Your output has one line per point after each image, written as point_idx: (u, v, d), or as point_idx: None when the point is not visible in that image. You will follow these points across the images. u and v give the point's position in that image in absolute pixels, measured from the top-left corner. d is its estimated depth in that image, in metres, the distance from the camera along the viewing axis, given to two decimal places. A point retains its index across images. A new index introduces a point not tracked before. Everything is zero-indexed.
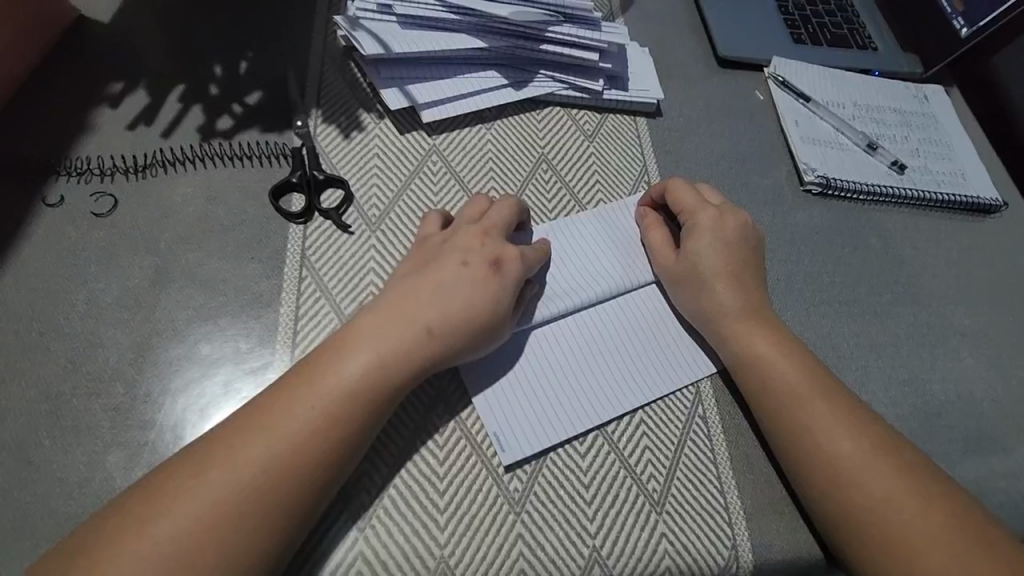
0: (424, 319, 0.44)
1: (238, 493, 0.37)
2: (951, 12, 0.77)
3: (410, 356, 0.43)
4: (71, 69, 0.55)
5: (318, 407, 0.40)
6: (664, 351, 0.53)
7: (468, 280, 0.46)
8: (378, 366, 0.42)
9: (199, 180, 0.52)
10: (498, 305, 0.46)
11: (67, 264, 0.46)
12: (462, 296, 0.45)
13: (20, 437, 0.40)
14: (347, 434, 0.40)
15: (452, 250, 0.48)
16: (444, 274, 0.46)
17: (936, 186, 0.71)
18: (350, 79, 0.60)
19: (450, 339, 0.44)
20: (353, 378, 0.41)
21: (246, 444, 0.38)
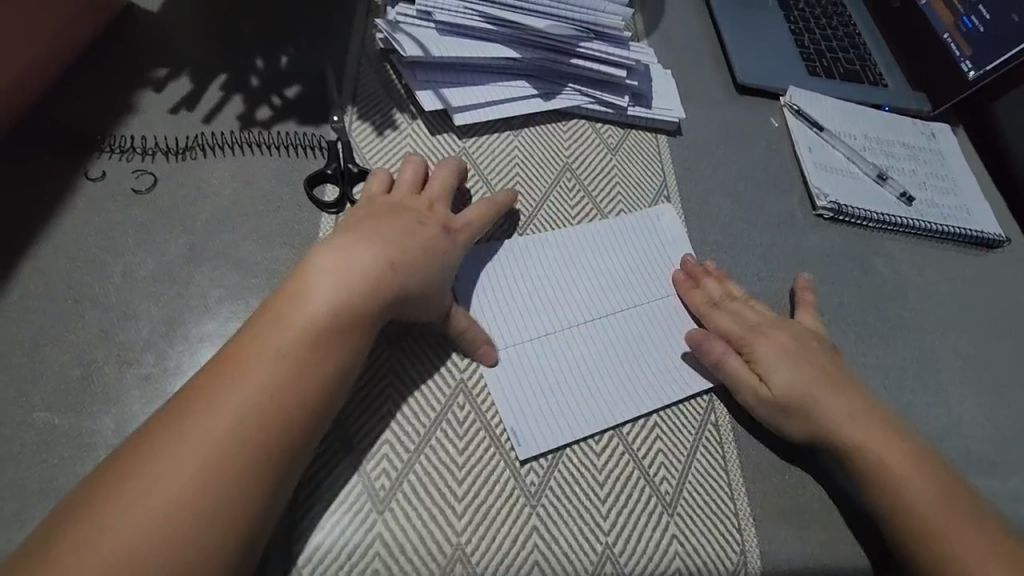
0: (390, 264, 0.43)
1: (220, 442, 0.35)
2: (959, 56, 0.80)
3: (374, 296, 0.41)
4: (118, 53, 0.56)
5: (283, 350, 0.38)
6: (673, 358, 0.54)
7: (422, 234, 0.46)
8: (344, 308, 0.40)
9: (237, 165, 0.53)
10: (445, 256, 0.47)
11: (105, 237, 0.47)
12: (420, 246, 0.46)
13: (50, 400, 0.40)
14: (320, 374, 0.39)
15: (406, 212, 0.48)
16: (404, 227, 0.46)
17: (942, 219, 0.73)
18: (385, 80, 0.62)
19: (414, 283, 0.44)
20: (318, 319, 0.39)
21: (216, 395, 0.36)
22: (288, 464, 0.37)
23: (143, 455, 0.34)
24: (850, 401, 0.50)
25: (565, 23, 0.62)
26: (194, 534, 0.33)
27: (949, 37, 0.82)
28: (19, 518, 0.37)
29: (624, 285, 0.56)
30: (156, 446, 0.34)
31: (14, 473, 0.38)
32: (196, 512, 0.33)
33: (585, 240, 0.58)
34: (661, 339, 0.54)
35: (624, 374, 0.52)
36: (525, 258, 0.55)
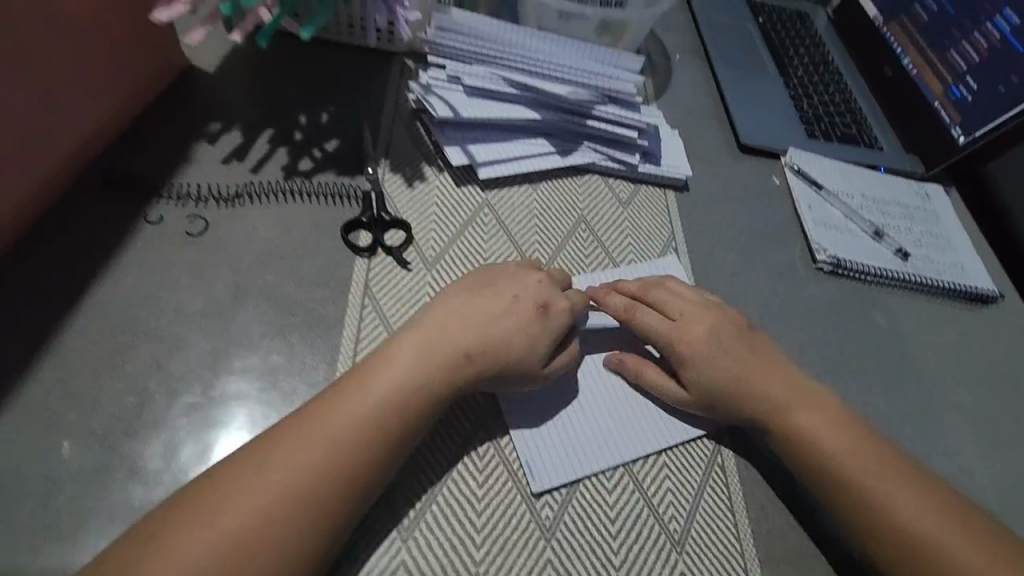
0: (466, 340, 0.48)
1: (298, 483, 0.39)
2: (950, 123, 0.86)
3: (445, 365, 0.46)
4: (178, 108, 0.62)
5: (365, 407, 0.43)
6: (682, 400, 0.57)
7: (511, 319, 0.50)
8: (419, 376, 0.45)
9: (281, 212, 0.58)
10: (538, 343, 0.50)
11: (161, 274, 0.51)
12: (509, 326, 0.49)
13: (106, 424, 0.44)
14: (389, 440, 0.43)
15: (506, 285, 0.52)
16: (498, 303, 0.50)
17: (937, 275, 0.77)
18: (415, 136, 0.68)
19: (489, 367, 0.48)
20: (391, 381, 0.44)
21: (304, 438, 0.41)
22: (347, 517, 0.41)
23: (237, 481, 0.39)
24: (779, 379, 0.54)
25: (582, 89, 0.68)
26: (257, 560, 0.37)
27: (940, 105, 0.88)
28: (72, 535, 0.40)
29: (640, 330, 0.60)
30: (248, 473, 0.39)
31: (70, 491, 0.41)
32: (270, 541, 0.37)
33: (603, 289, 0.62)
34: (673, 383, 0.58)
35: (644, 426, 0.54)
36: None
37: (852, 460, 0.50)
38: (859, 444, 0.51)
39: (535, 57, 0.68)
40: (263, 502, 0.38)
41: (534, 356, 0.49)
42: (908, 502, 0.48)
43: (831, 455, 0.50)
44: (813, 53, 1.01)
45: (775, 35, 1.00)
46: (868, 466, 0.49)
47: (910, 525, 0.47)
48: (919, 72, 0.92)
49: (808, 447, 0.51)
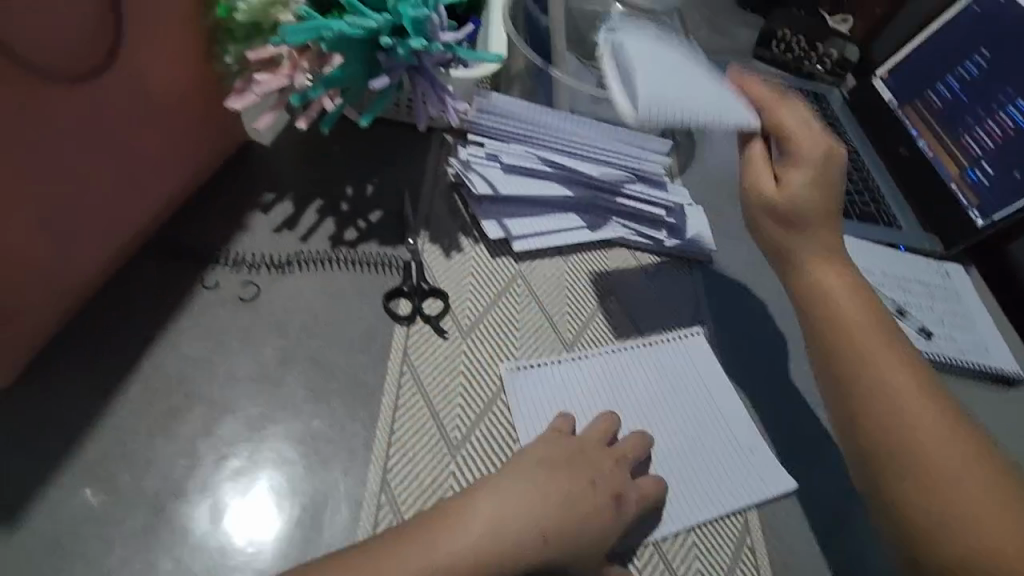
0: (548, 521, 0.47)
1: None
2: (968, 205, 0.90)
3: (521, 548, 0.46)
4: (236, 179, 0.66)
5: (449, 555, 0.44)
6: (711, 473, 0.58)
7: (591, 504, 0.50)
8: (502, 548, 0.45)
9: (326, 279, 0.61)
10: (602, 547, 0.49)
11: (215, 338, 0.54)
12: (587, 508, 0.49)
13: (158, 486, 0.46)
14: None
15: (584, 463, 0.52)
16: (580, 501, 0.50)
17: (961, 354, 0.78)
18: (453, 207, 0.72)
19: (555, 554, 0.47)
20: (474, 538, 0.45)
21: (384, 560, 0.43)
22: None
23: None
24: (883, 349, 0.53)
25: (615, 170, 0.72)
26: None
27: (957, 186, 0.91)
28: None
29: (673, 407, 0.62)
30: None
31: (122, 554, 0.43)
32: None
33: (637, 363, 0.64)
34: (702, 456, 0.59)
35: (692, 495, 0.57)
36: (573, 373, 0.62)
37: (879, 362, 0.52)
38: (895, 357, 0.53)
39: (568, 128, 0.72)
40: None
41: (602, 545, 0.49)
42: (917, 420, 0.50)
43: (859, 352, 0.53)
44: (830, 132, 1.05)
45: None
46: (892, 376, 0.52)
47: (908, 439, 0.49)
48: (935, 155, 0.96)
49: (838, 348, 0.54)
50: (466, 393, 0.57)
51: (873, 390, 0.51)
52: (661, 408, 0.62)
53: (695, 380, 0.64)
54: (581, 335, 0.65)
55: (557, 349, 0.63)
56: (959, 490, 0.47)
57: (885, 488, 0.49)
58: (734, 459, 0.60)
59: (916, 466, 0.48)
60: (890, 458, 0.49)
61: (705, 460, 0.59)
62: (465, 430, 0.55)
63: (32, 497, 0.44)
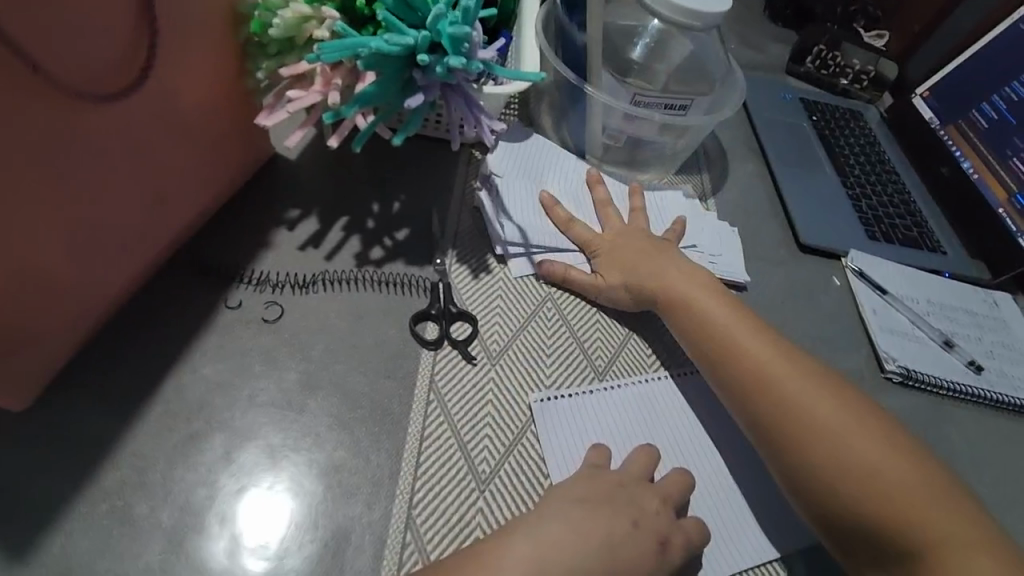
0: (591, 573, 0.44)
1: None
2: (1018, 232, 0.86)
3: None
4: (261, 195, 0.65)
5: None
6: (760, 513, 0.56)
7: (634, 547, 0.46)
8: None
9: (352, 301, 0.59)
10: None
11: (236, 362, 0.52)
12: (630, 553, 0.46)
13: (175, 518, 0.44)
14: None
15: (625, 501, 0.49)
16: (624, 549, 0.46)
17: (1012, 390, 0.74)
18: (480, 225, 0.69)
19: None
20: None
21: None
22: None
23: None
24: (748, 337, 0.58)
25: None
26: None
27: (1005, 211, 0.88)
28: None
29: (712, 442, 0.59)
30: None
31: None
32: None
33: (674, 394, 0.62)
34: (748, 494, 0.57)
35: (735, 546, 0.54)
36: (606, 405, 0.59)
37: (771, 372, 0.55)
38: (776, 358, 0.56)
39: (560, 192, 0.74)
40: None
41: None
42: (820, 419, 0.52)
43: (751, 363, 0.56)
44: (868, 152, 1.02)
45: (829, 134, 1.01)
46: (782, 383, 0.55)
47: (809, 441, 0.52)
48: (980, 177, 0.92)
49: (728, 369, 0.57)
50: (495, 423, 0.54)
51: (779, 400, 0.54)
52: (699, 444, 0.59)
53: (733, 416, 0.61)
54: (613, 364, 0.62)
55: (589, 378, 0.60)
56: (863, 467, 0.50)
57: (812, 486, 0.51)
58: (775, 504, 0.57)
59: (832, 464, 0.50)
60: (802, 455, 0.51)
61: (744, 503, 0.56)
62: (494, 464, 0.52)
63: (47, 526, 0.42)
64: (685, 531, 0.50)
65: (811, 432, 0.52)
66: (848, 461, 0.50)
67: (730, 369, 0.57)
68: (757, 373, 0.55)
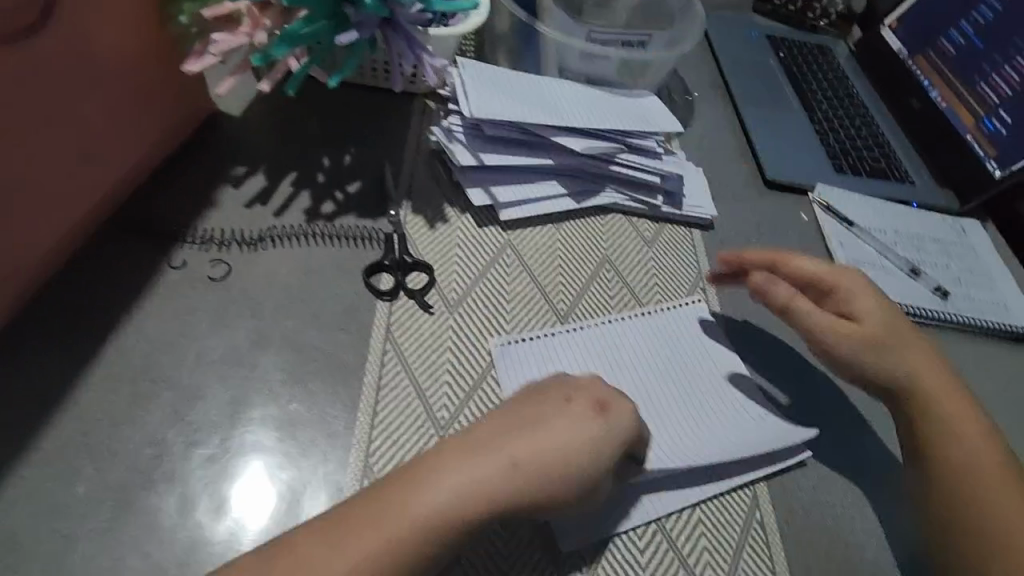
0: (525, 456, 0.40)
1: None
2: (984, 156, 0.84)
3: (506, 490, 0.39)
4: (203, 153, 0.62)
5: (415, 523, 0.37)
6: (737, 426, 0.55)
7: (571, 421, 0.42)
8: (490, 495, 0.39)
9: (303, 255, 0.58)
10: (598, 454, 0.42)
11: (182, 322, 0.51)
12: (560, 422, 0.42)
13: (123, 478, 0.43)
14: (436, 545, 0.37)
15: (556, 385, 0.45)
16: (559, 425, 0.42)
17: (980, 314, 0.74)
18: (436, 175, 0.68)
19: (542, 479, 0.40)
20: (443, 493, 0.38)
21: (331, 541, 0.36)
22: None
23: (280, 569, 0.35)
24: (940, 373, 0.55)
25: (605, 141, 0.67)
26: None
27: (971, 137, 0.86)
28: None
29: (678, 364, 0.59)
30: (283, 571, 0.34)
31: (89, 551, 0.40)
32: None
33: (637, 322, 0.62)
34: (720, 409, 0.56)
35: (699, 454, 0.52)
36: (567, 343, 0.58)
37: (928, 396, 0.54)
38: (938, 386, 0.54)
39: (535, 94, 0.67)
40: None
41: (599, 461, 0.42)
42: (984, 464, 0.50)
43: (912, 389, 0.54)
44: (836, 86, 1.00)
45: (796, 70, 0.99)
46: (940, 409, 0.53)
47: (957, 462, 0.50)
48: (948, 105, 0.90)
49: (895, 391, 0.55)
50: (454, 369, 0.54)
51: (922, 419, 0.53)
52: (665, 368, 0.59)
53: (695, 345, 0.61)
54: (575, 306, 0.62)
55: (550, 321, 0.60)
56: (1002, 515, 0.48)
57: (937, 515, 0.49)
58: (740, 419, 0.56)
59: (977, 488, 0.49)
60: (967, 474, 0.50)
61: (719, 421, 0.56)
62: (453, 409, 0.52)
63: None
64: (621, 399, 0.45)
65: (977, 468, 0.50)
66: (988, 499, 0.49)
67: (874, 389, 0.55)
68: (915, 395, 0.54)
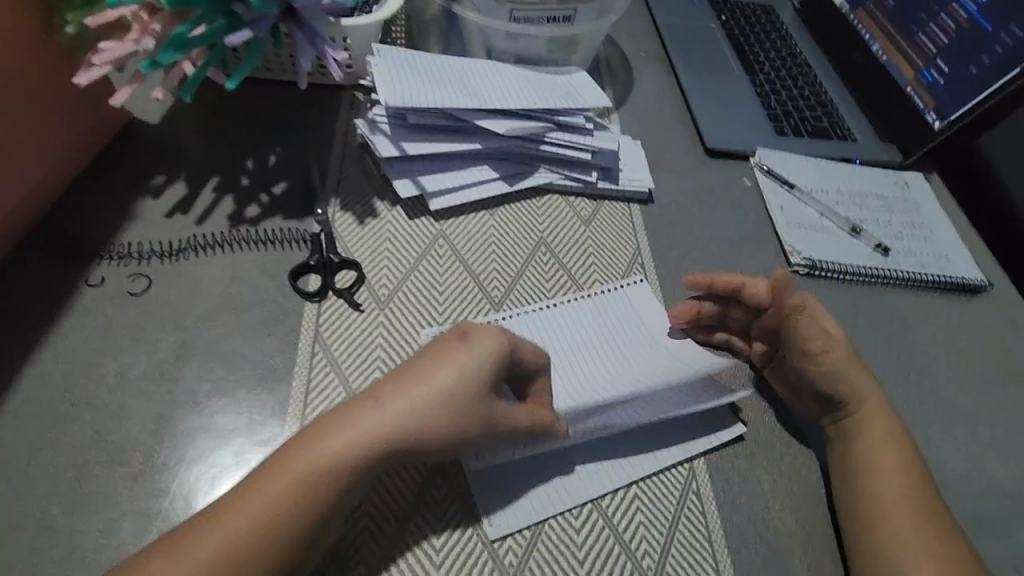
0: (399, 399, 0.42)
1: (239, 536, 0.37)
2: (924, 108, 0.83)
3: (387, 431, 0.41)
4: (120, 165, 0.61)
5: (303, 479, 0.39)
6: (672, 390, 0.54)
7: (437, 356, 0.44)
8: (373, 438, 0.40)
9: (227, 263, 0.57)
10: (467, 380, 0.43)
11: (102, 341, 0.50)
12: (427, 363, 0.44)
13: (44, 503, 0.43)
14: (330, 495, 0.39)
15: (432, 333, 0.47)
16: (430, 365, 0.43)
17: (921, 268, 0.74)
18: (366, 170, 0.66)
19: (417, 414, 0.41)
20: (324, 446, 0.40)
21: (226, 511, 0.38)
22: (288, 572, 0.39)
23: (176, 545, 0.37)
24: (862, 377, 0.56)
25: (533, 122, 0.65)
26: None
27: (913, 89, 0.85)
28: None
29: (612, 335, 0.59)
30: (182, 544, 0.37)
31: None
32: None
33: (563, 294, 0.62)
34: (655, 374, 0.56)
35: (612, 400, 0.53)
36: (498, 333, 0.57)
37: (875, 445, 0.52)
38: (891, 441, 0.53)
39: (458, 80, 0.65)
40: (211, 563, 0.36)
41: (472, 385, 0.43)
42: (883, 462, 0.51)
43: (866, 435, 0.53)
44: (780, 46, 0.98)
45: (738, 32, 0.98)
46: (884, 462, 0.51)
47: (890, 519, 0.48)
48: (888, 58, 0.89)
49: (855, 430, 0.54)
50: (385, 366, 0.53)
51: (861, 466, 0.52)
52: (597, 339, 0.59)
53: (607, 298, 0.62)
54: (510, 292, 0.61)
55: (484, 309, 0.59)
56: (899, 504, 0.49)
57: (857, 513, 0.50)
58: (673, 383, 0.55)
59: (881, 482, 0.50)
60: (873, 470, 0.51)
61: (653, 383, 0.55)
62: None
63: None
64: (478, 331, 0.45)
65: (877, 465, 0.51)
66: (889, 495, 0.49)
67: (832, 406, 0.55)
68: (861, 439, 0.53)
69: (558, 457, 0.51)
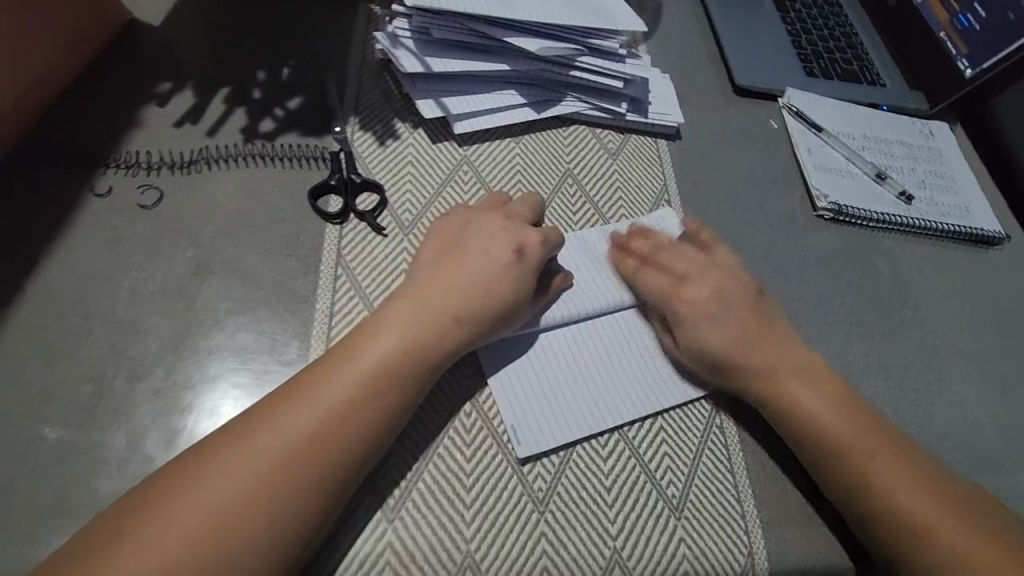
0: (442, 301, 0.46)
1: (304, 436, 0.39)
2: (956, 54, 0.80)
3: (440, 328, 0.45)
4: (121, 68, 0.57)
5: (358, 381, 0.42)
6: None
7: (466, 261, 0.48)
8: (424, 337, 0.45)
9: (241, 178, 0.54)
10: (500, 277, 0.48)
11: (113, 254, 0.48)
12: (459, 268, 0.48)
13: (62, 416, 0.42)
14: (385, 395, 0.42)
15: (443, 238, 0.51)
16: (458, 265, 0.48)
17: (942, 217, 0.74)
18: (385, 89, 0.63)
19: (466, 313, 0.46)
20: (381, 353, 0.43)
21: (275, 420, 0.40)
22: (348, 470, 0.40)
23: (231, 450, 0.38)
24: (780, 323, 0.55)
25: (566, 43, 0.62)
26: (262, 511, 0.37)
27: (946, 35, 0.82)
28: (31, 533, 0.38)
29: None
30: (241, 447, 0.38)
31: (30, 490, 0.39)
32: (259, 532, 0.36)
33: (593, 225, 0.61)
34: None
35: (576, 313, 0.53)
36: None
37: (823, 405, 0.49)
38: (840, 399, 0.50)
39: None
40: (276, 458, 0.38)
41: (503, 279, 0.48)
42: (826, 410, 0.49)
43: (805, 401, 0.49)
44: None
45: None
46: (843, 421, 0.49)
47: (869, 465, 0.47)
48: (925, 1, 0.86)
49: (783, 402, 0.50)
50: None
51: (828, 431, 0.48)
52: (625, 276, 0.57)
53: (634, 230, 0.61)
54: None
55: None
56: (864, 449, 0.47)
57: (831, 469, 0.48)
58: None
59: (835, 433, 0.48)
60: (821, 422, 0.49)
61: None
62: None
63: None
64: (489, 232, 0.50)
65: (826, 416, 0.49)
66: (846, 448, 0.47)
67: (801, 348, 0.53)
68: (802, 400, 0.49)
69: (580, 373, 0.51)
